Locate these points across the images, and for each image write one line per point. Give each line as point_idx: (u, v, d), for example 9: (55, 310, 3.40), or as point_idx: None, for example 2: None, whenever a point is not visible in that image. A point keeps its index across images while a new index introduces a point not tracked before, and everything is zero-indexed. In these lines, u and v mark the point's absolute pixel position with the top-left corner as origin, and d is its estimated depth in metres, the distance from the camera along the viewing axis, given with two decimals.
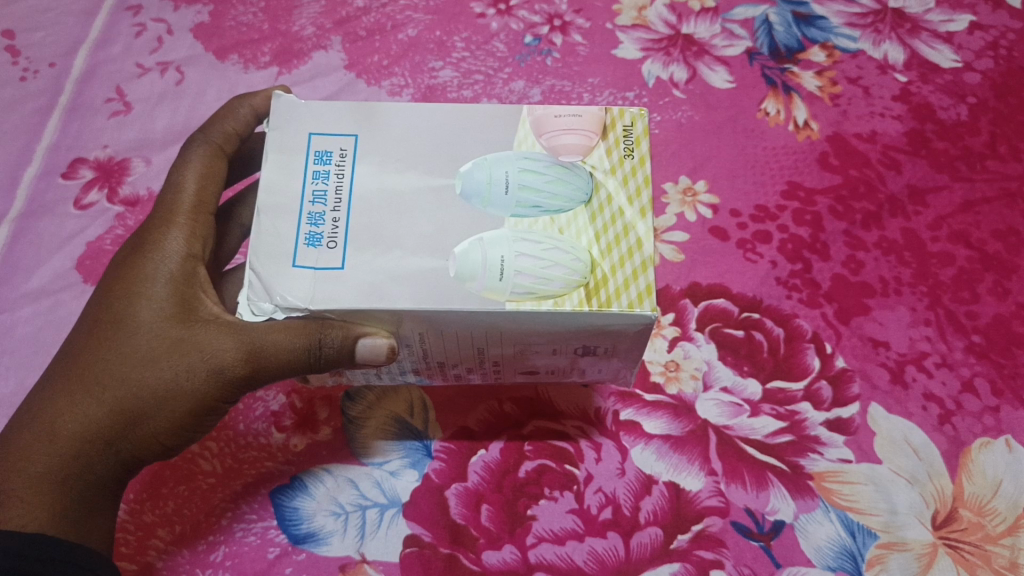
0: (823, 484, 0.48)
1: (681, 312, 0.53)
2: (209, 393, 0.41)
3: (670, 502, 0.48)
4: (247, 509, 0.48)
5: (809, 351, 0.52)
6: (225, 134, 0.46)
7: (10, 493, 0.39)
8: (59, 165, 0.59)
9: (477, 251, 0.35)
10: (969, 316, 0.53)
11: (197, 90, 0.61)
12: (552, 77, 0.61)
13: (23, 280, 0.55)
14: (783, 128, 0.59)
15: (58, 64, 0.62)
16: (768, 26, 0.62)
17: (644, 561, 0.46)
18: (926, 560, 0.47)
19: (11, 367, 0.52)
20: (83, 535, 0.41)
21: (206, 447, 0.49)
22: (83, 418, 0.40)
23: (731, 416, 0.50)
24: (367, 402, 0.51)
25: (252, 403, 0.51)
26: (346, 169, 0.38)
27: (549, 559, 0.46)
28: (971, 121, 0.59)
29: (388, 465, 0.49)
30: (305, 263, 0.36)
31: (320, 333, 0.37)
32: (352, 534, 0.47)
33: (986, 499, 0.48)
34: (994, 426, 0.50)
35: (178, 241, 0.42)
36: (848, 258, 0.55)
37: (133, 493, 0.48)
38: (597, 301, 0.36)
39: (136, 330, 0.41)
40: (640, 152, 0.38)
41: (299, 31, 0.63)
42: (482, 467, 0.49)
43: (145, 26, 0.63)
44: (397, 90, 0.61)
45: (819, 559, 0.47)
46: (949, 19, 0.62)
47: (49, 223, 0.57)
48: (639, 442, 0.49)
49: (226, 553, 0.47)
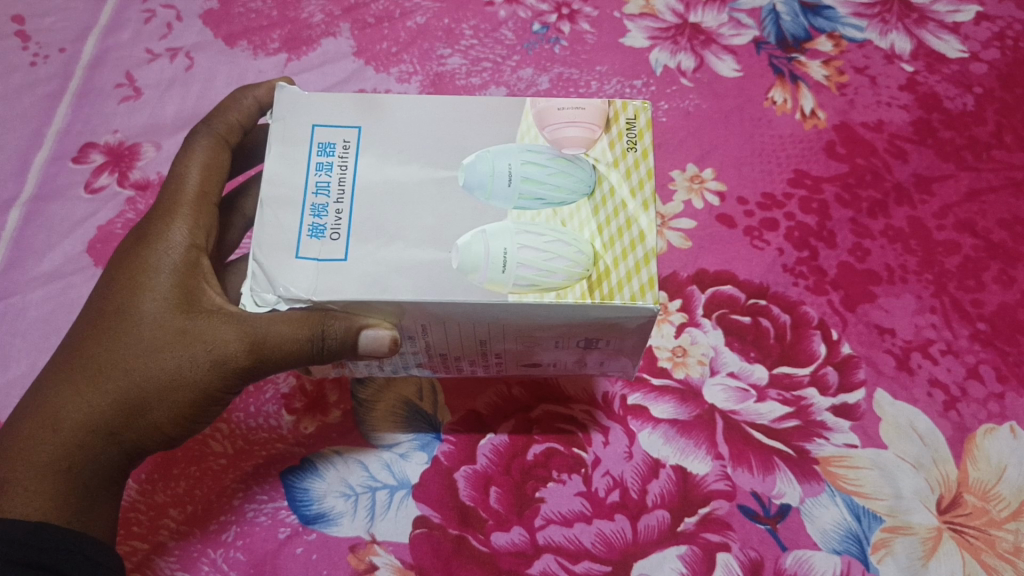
0: (829, 468, 0.49)
1: (688, 298, 0.54)
2: (210, 384, 0.42)
3: (676, 484, 0.49)
4: (259, 490, 0.49)
5: (815, 338, 0.52)
6: (228, 126, 0.47)
7: (15, 482, 0.40)
8: (71, 149, 0.60)
9: (479, 243, 0.36)
10: (974, 304, 0.54)
11: (207, 76, 0.62)
12: (560, 65, 0.62)
13: (35, 262, 0.56)
14: (790, 117, 0.59)
15: (68, 50, 0.62)
16: (775, 15, 0.62)
17: (651, 543, 0.47)
18: (930, 544, 0.48)
19: (25, 349, 0.54)
20: (87, 524, 0.42)
21: (217, 429, 0.51)
22: (87, 407, 0.41)
23: (738, 401, 0.51)
24: (377, 386, 0.52)
25: (264, 386, 0.52)
26: (349, 160, 0.39)
27: (557, 541, 0.48)
28: (977, 111, 0.59)
29: (398, 449, 0.50)
30: (308, 254, 0.37)
31: (323, 324, 0.38)
32: (362, 515, 0.49)
33: (991, 485, 0.49)
34: (998, 413, 0.51)
35: (181, 232, 0.43)
36: (855, 246, 0.55)
37: (145, 473, 0.50)
38: (598, 293, 0.36)
39: (139, 320, 0.42)
40: (642, 145, 0.39)
41: (308, 18, 0.63)
42: (491, 450, 0.50)
43: (154, 12, 0.64)
44: (406, 77, 0.61)
45: (823, 542, 0.48)
46: (956, 9, 0.62)
47: (60, 207, 0.58)
48: (646, 427, 0.50)
49: (237, 533, 0.48)
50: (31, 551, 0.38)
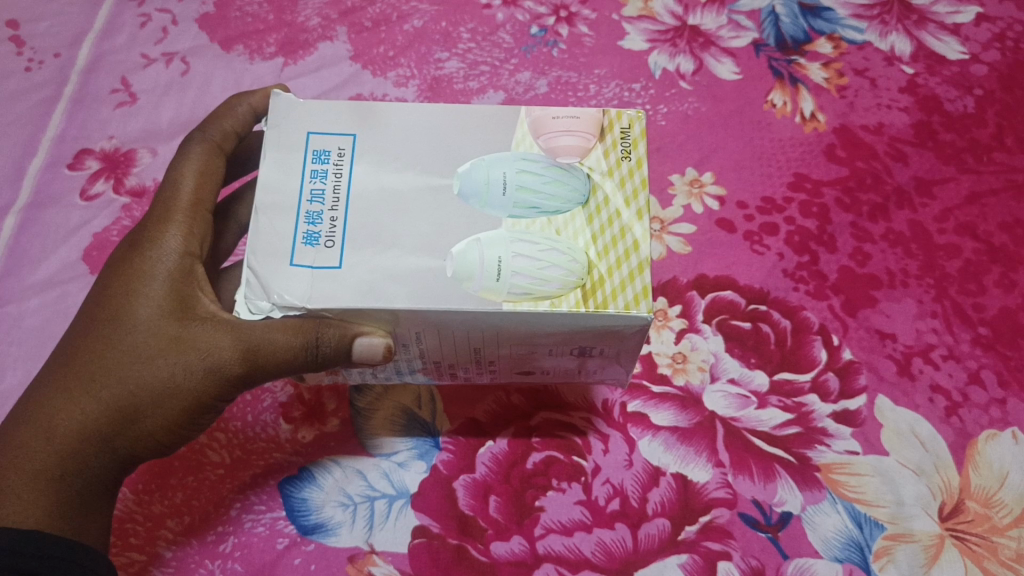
0: (830, 475, 0.49)
1: (688, 304, 0.53)
2: (205, 392, 0.42)
3: (677, 493, 0.48)
4: (256, 500, 0.49)
5: (816, 343, 0.52)
6: (223, 132, 0.47)
7: (8, 490, 0.39)
8: (66, 156, 0.59)
9: (474, 252, 0.36)
10: (976, 308, 0.53)
11: (203, 81, 0.61)
12: (558, 69, 0.61)
13: (30, 271, 0.56)
14: (790, 120, 0.59)
15: (62, 55, 0.62)
16: (774, 17, 0.62)
17: (652, 552, 0.47)
18: (933, 552, 0.47)
19: (20, 359, 0.53)
20: (80, 532, 0.41)
21: (215, 439, 0.50)
22: (81, 414, 0.41)
23: (739, 408, 0.50)
24: (375, 395, 0.51)
25: (260, 395, 0.51)
26: (344, 167, 0.39)
27: (557, 550, 0.47)
28: (978, 113, 0.59)
29: (396, 457, 0.50)
30: (302, 262, 0.37)
31: (316, 332, 0.37)
32: (361, 525, 0.48)
33: (993, 491, 0.49)
34: (1000, 419, 0.50)
35: (175, 239, 0.43)
36: (855, 250, 0.55)
37: (141, 484, 0.49)
38: (593, 302, 0.36)
39: (132, 328, 0.41)
40: (637, 154, 0.39)
41: (305, 22, 0.63)
42: (490, 459, 0.49)
43: (149, 16, 0.63)
44: (403, 81, 0.61)
45: (825, 551, 0.47)
46: (956, 10, 0.62)
47: (55, 215, 0.57)
48: (646, 434, 0.50)
49: (235, 543, 0.48)
50: (21, 559, 0.37)
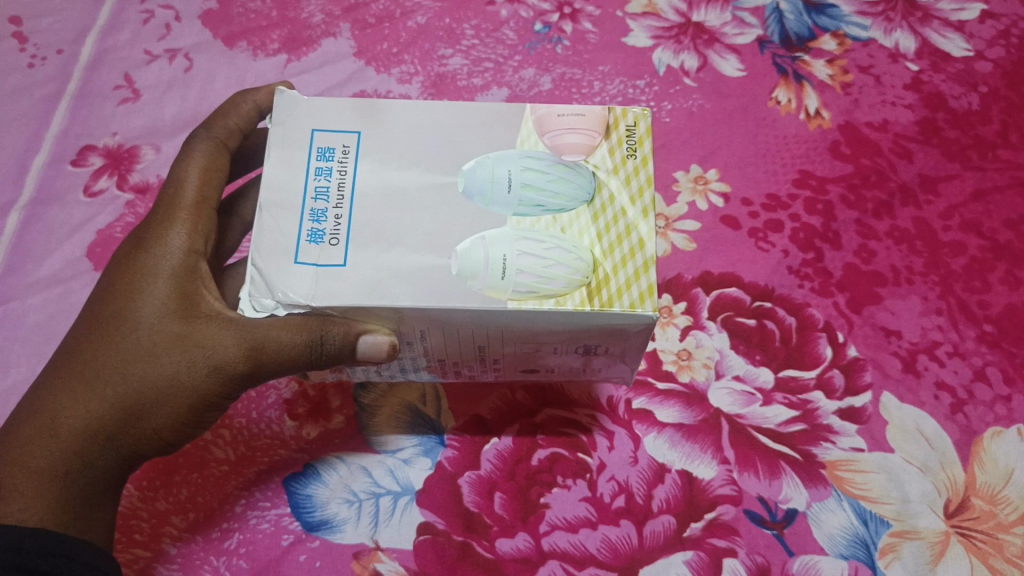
0: (835, 472, 0.49)
1: (693, 301, 0.53)
2: (209, 389, 0.42)
3: (682, 489, 0.48)
4: (260, 497, 0.49)
5: (821, 340, 0.52)
6: (227, 129, 0.47)
7: (13, 488, 0.39)
8: (69, 153, 0.59)
9: (479, 250, 0.36)
10: (981, 306, 0.53)
11: (206, 77, 0.61)
12: (562, 65, 0.61)
13: (34, 267, 0.56)
14: (794, 117, 0.59)
15: (65, 51, 0.62)
16: (779, 13, 0.62)
17: (657, 549, 0.47)
18: (938, 549, 0.47)
19: (24, 356, 0.53)
20: (83, 530, 0.41)
21: (219, 436, 0.50)
22: (86, 412, 0.41)
23: (744, 405, 0.50)
24: (379, 392, 0.51)
25: (264, 392, 0.51)
26: (349, 165, 0.39)
27: (562, 546, 0.47)
28: (983, 110, 0.58)
29: (400, 454, 0.50)
30: (307, 259, 0.37)
31: (321, 329, 0.37)
32: (365, 522, 0.48)
33: (998, 488, 0.49)
34: (1005, 416, 0.50)
35: (180, 237, 0.43)
36: (860, 247, 0.55)
37: (145, 481, 0.49)
38: (598, 300, 0.36)
39: (137, 326, 0.41)
40: (642, 151, 0.39)
41: (308, 18, 0.63)
42: (494, 456, 0.49)
43: (152, 12, 0.63)
44: (407, 77, 0.61)
45: (831, 548, 0.47)
46: (961, 7, 0.61)
47: (59, 211, 0.57)
48: (651, 432, 0.50)
49: (240, 540, 0.48)
50: (25, 556, 0.37)
